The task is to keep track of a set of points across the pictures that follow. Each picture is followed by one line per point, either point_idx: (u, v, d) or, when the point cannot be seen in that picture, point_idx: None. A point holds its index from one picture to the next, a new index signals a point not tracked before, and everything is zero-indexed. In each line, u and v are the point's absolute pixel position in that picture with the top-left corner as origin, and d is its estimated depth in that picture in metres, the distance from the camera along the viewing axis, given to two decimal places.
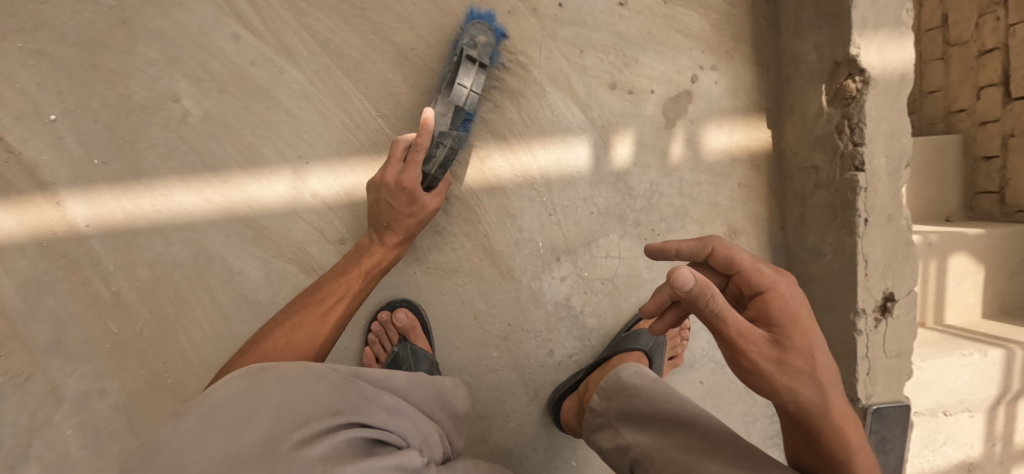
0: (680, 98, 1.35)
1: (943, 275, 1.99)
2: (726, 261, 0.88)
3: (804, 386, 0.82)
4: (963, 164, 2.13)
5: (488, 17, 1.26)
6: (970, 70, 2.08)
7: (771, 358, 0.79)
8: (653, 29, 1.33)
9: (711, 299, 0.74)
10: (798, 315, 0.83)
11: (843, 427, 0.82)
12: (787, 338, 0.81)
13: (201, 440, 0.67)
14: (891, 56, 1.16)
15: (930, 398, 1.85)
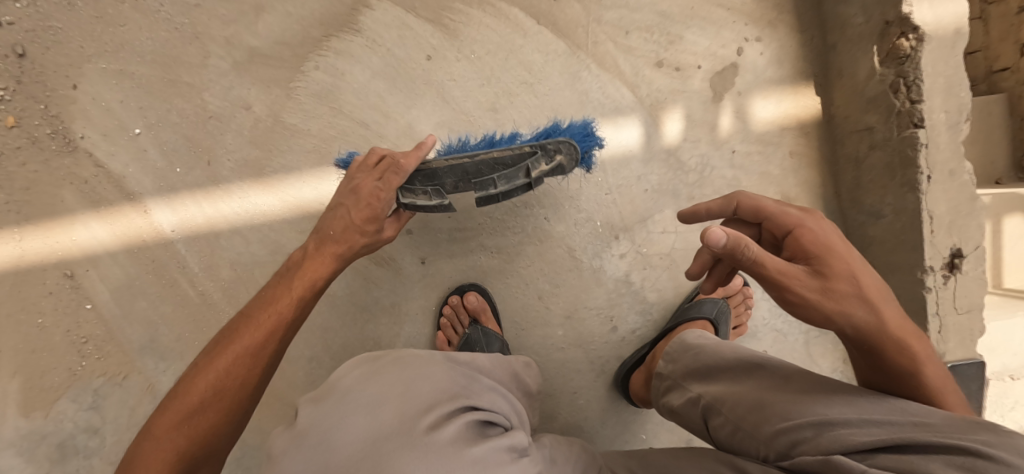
0: (726, 71, 1.37)
1: (999, 238, 1.96)
2: (748, 209, 0.90)
3: (857, 308, 0.81)
4: (1011, 123, 2.08)
5: (535, 8, 1.31)
6: (1011, 26, 2.04)
7: (815, 289, 0.79)
8: (695, 5, 1.35)
9: (747, 249, 0.77)
10: (833, 244, 0.82)
11: (908, 343, 0.82)
12: (826, 267, 0.81)
13: (339, 423, 0.76)
14: (944, 12, 1.17)
15: (996, 361, 1.82)
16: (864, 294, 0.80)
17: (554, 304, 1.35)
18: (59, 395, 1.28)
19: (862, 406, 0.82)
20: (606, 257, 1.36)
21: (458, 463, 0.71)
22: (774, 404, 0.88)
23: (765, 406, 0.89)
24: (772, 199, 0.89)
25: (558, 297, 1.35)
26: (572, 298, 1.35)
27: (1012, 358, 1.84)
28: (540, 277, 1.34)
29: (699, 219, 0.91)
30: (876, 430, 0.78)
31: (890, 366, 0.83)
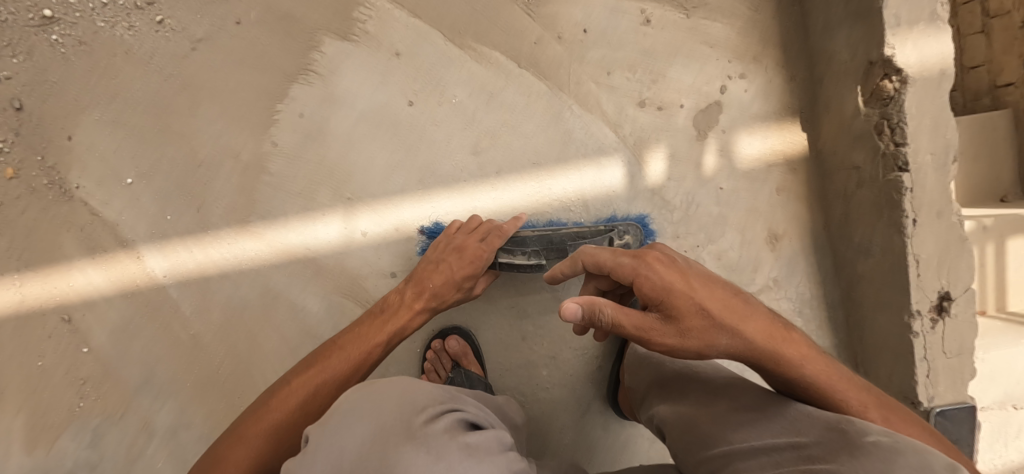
0: (710, 109, 1.36)
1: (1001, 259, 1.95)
2: (590, 264, 0.98)
3: (719, 337, 0.88)
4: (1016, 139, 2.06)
5: (517, 52, 1.31)
6: (1015, 40, 2.02)
7: (673, 334, 0.88)
8: (679, 43, 1.35)
9: (601, 314, 0.90)
10: (672, 285, 0.88)
11: (777, 348, 0.89)
12: (675, 309, 0.87)
13: (347, 433, 0.80)
14: (928, 52, 1.15)
15: (998, 390, 1.79)
16: (715, 322, 0.87)
17: (538, 344, 1.36)
18: (59, 434, 1.31)
19: (766, 426, 0.89)
20: None
21: (451, 451, 0.76)
22: (701, 426, 0.96)
23: (694, 429, 0.96)
24: (608, 252, 0.96)
25: (543, 337, 1.36)
26: (556, 338, 1.36)
27: (1016, 386, 1.79)
28: (526, 317, 1.36)
29: (560, 280, 1.04)
30: (766, 458, 0.85)
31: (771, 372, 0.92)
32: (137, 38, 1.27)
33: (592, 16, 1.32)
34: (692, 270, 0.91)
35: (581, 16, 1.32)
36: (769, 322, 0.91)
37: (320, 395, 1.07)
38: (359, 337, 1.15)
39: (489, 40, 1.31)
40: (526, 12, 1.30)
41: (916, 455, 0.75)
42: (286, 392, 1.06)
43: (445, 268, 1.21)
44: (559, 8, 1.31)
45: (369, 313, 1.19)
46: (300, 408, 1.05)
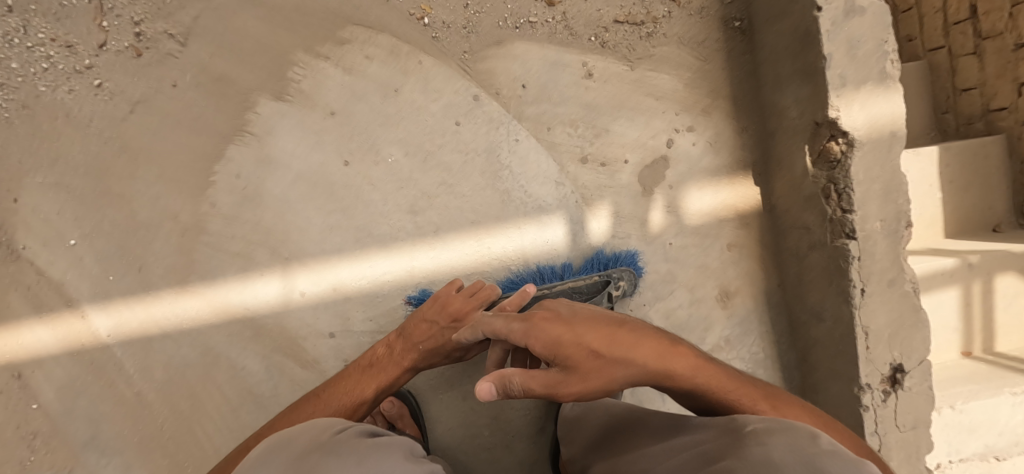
0: (656, 164, 1.32)
1: (989, 298, 1.87)
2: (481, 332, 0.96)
3: (618, 369, 0.86)
4: (1010, 167, 1.93)
5: (454, 109, 1.29)
6: (1007, 64, 1.83)
7: (576, 381, 0.85)
8: (622, 96, 1.31)
9: (511, 384, 0.86)
10: (561, 335, 0.87)
11: (672, 366, 0.88)
12: (571, 359, 0.85)
13: (258, 471, 0.77)
14: (878, 113, 1.08)
15: (978, 442, 1.71)
16: (608, 356, 0.86)
17: (479, 405, 1.34)
18: None
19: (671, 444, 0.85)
20: None
21: (361, 445, 0.81)
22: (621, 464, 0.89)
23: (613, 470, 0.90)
24: (501, 319, 0.94)
25: (484, 397, 1.34)
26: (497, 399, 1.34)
27: (997, 438, 1.72)
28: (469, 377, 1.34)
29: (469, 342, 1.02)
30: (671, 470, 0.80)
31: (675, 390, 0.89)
32: (78, 102, 1.28)
33: (530, 71, 1.30)
34: (577, 315, 0.91)
35: (517, 72, 1.30)
36: (658, 344, 0.90)
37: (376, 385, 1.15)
38: (360, 388, 1.13)
39: (424, 97, 1.29)
40: (462, 69, 1.30)
41: (791, 435, 0.72)
42: (346, 384, 1.13)
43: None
44: (495, 63, 1.30)
45: (359, 369, 1.16)
46: (349, 391, 1.12)
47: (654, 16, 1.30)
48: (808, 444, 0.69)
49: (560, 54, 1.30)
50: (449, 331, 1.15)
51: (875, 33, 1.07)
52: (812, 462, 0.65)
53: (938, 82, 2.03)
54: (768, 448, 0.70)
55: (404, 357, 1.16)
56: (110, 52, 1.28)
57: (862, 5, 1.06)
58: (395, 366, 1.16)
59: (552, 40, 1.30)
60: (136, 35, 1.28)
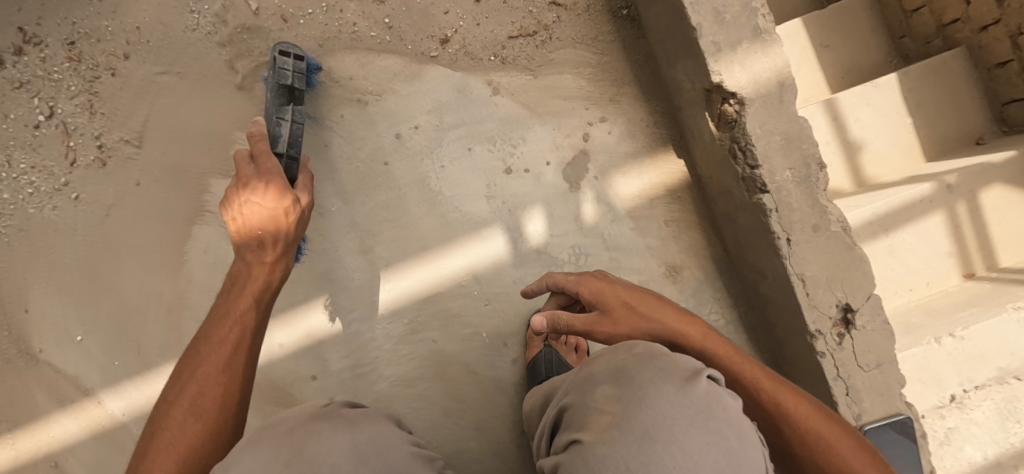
0: (577, 160, 1.37)
1: (978, 215, 1.85)
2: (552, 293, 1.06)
3: (637, 321, 0.94)
4: (978, 75, 1.98)
5: (380, 151, 1.40)
6: None
7: (605, 324, 0.95)
8: (532, 103, 1.38)
9: (558, 319, 1.00)
10: (602, 290, 0.97)
11: (687, 331, 0.93)
12: (605, 304, 0.96)
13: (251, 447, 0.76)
14: (759, 68, 1.11)
15: (991, 366, 1.69)
16: (631, 305, 0.95)
17: (461, 419, 1.39)
18: None
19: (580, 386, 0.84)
20: (500, 365, 1.40)
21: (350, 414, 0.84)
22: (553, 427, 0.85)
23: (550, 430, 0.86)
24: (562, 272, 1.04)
25: (463, 411, 1.39)
26: (475, 410, 1.39)
27: (1010, 358, 1.70)
28: (444, 396, 1.39)
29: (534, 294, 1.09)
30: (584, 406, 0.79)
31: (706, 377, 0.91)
32: (64, 216, 1.45)
33: (442, 101, 1.39)
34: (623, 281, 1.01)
35: (429, 104, 1.39)
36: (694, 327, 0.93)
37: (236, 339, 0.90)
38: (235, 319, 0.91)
39: (353, 146, 1.41)
40: (381, 113, 1.40)
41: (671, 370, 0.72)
42: (216, 349, 0.89)
43: (263, 206, 0.98)
44: (408, 101, 1.40)
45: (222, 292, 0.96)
46: (223, 313, 0.93)
47: (545, 24, 1.37)
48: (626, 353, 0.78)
49: (465, 79, 1.39)
50: (289, 202, 1.00)
51: None
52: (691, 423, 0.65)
53: (888, 10, 2.11)
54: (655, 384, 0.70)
55: (259, 257, 0.97)
56: (81, 167, 1.45)
57: None
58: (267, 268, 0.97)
59: (457, 67, 1.39)
60: (99, 147, 1.45)
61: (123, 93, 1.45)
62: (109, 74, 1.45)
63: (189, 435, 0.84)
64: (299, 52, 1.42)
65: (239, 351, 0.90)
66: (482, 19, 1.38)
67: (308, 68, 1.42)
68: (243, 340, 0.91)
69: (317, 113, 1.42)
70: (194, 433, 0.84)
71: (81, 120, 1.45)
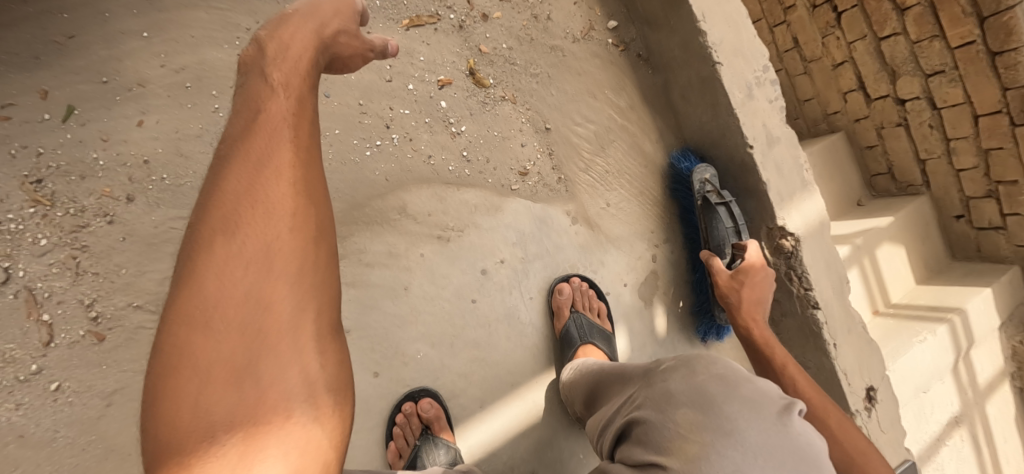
0: (649, 279, 1.51)
1: (878, 264, 2.25)
2: (289, 75, 0.79)
3: (753, 327, 1.24)
4: (854, 154, 2.40)
5: (465, 284, 1.36)
6: (831, 79, 2.26)
7: (320, 62, 0.85)
8: (609, 229, 1.48)
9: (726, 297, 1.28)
10: (753, 318, 1.25)
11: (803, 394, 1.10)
12: (333, 62, 0.91)
13: None
14: (808, 212, 1.37)
15: (912, 385, 2.14)
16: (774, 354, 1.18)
17: None
18: None
19: (671, 402, 0.82)
20: None
21: None
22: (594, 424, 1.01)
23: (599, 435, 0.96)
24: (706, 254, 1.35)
25: None
26: None
27: (921, 379, 2.16)
28: None
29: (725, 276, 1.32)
30: (633, 410, 0.87)
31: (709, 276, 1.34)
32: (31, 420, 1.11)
33: (525, 234, 1.39)
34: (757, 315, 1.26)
35: (513, 238, 1.38)
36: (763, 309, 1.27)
37: (303, 152, 0.74)
38: (275, 197, 0.68)
39: (433, 287, 1.34)
40: (461, 246, 1.35)
41: (747, 398, 0.79)
42: (187, 423, 0.57)
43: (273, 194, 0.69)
44: (491, 236, 1.37)
45: (220, 329, 0.61)
46: (261, 150, 0.72)
47: (611, 158, 1.49)
48: (701, 374, 0.85)
49: (545, 210, 1.42)
50: (304, 85, 0.80)
51: (790, 154, 1.35)
52: (698, 386, 0.82)
53: (787, 95, 2.50)
54: (669, 380, 0.86)
55: (267, 192, 0.68)
56: (61, 346, 1.15)
57: (777, 135, 1.34)
58: (275, 197, 0.68)
59: (537, 198, 1.42)
60: (92, 319, 1.17)
61: (127, 245, 1.19)
62: (104, 222, 1.18)
63: (269, 262, 0.64)
64: (366, 187, 1.30)
65: (241, 344, 0.60)
66: (557, 148, 1.45)
67: (379, 205, 1.31)
68: (275, 163, 0.71)
69: (392, 255, 1.31)
70: (286, 314, 0.63)
71: (59, 283, 1.15)
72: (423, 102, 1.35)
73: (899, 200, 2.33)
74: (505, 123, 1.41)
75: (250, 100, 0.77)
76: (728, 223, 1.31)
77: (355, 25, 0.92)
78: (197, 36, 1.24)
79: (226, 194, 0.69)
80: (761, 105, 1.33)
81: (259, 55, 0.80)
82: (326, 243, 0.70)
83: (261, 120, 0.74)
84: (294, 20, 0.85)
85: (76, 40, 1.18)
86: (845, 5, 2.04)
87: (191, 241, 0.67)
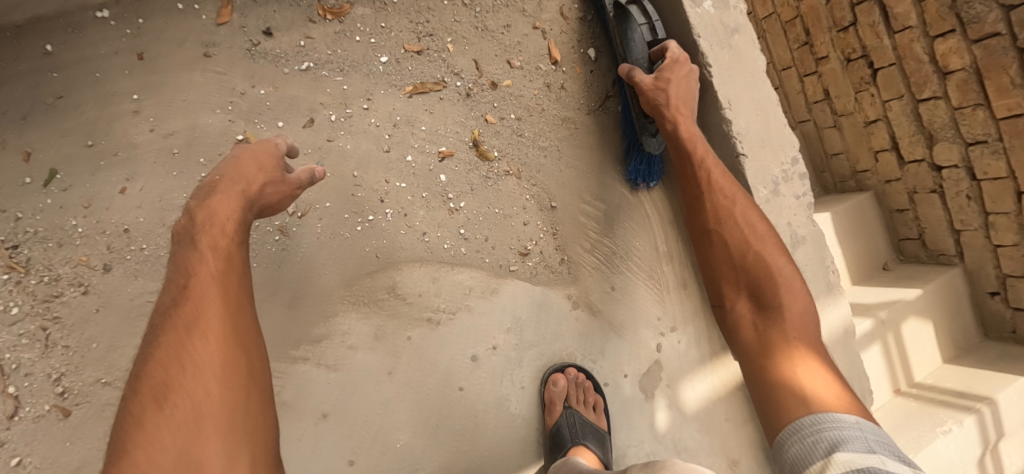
0: (652, 369, 1.39)
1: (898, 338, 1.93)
2: (222, 233, 0.89)
3: (730, 229, 1.14)
4: (882, 215, 2.12)
5: (454, 369, 1.26)
6: (862, 136, 1.99)
7: (245, 216, 0.93)
8: (612, 316, 1.38)
9: (693, 142, 1.13)
10: (724, 212, 1.14)
11: (776, 326, 1.08)
12: (258, 205, 0.95)
13: None
14: (831, 318, 1.26)
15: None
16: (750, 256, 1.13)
17: None
18: None
19: None
20: None
21: None
22: None
23: None
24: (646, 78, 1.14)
25: None
26: None
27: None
28: None
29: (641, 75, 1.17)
30: None
31: (684, 184, 1.18)
32: None
33: (521, 318, 1.31)
34: (733, 199, 1.14)
35: (508, 322, 1.30)
36: (752, 203, 1.16)
37: (229, 310, 0.85)
38: (205, 359, 0.79)
39: (420, 371, 1.25)
40: (452, 330, 1.27)
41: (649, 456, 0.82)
42: None
43: (204, 358, 0.79)
44: (484, 320, 1.29)
45: None
46: (190, 317, 0.82)
47: (613, 238, 1.39)
48: None
49: (545, 294, 1.34)
50: (232, 243, 0.89)
51: (815, 256, 1.24)
52: None
53: (812, 148, 2.23)
54: None
55: (194, 357, 0.79)
56: (25, 419, 1.09)
57: (802, 234, 1.23)
58: (201, 360, 0.79)
59: (536, 280, 1.35)
60: (59, 393, 1.11)
61: (102, 318, 1.13)
62: (78, 293, 1.12)
63: (201, 418, 0.76)
64: (356, 266, 1.24)
65: None
66: (558, 227, 1.38)
67: (367, 283, 1.24)
68: (204, 327, 0.81)
69: (378, 336, 1.24)
70: (216, 459, 0.75)
71: (28, 354, 1.10)
72: (422, 175, 1.28)
73: (925, 272, 2.02)
74: (508, 200, 1.33)
75: (181, 270, 0.86)
76: (637, 17, 1.19)
77: (280, 172, 0.98)
78: (190, 100, 1.18)
79: (156, 364, 0.79)
80: (786, 202, 1.23)
81: (190, 224, 0.90)
82: (254, 391, 0.83)
83: (190, 289, 0.84)
84: (221, 185, 0.92)
85: (64, 100, 1.12)
86: (882, 62, 1.78)
87: (124, 413, 0.77)
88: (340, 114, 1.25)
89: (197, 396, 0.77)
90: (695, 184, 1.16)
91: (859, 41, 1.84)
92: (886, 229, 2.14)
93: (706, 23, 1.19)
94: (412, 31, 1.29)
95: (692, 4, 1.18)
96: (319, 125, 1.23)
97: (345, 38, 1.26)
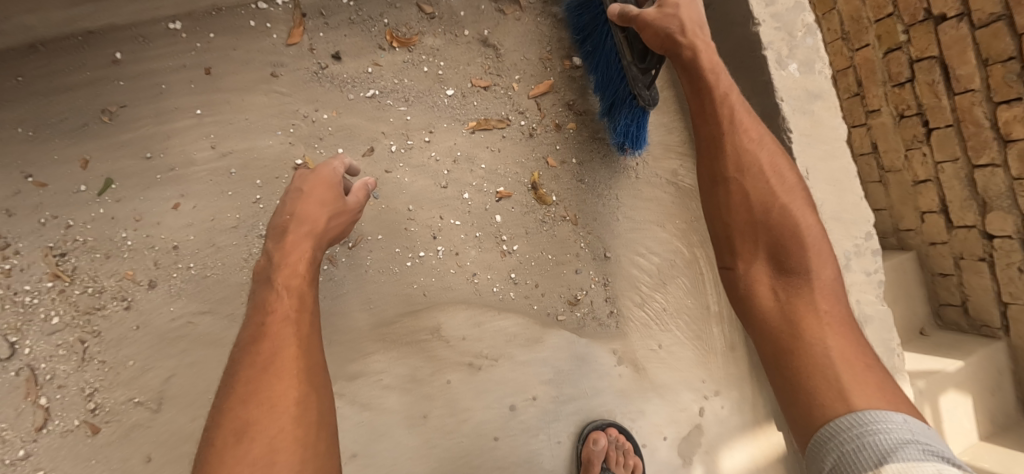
0: (692, 434, 1.30)
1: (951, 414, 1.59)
2: (303, 267, 0.89)
3: (763, 196, 0.93)
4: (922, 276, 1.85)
5: (492, 417, 1.22)
6: (910, 196, 1.77)
7: (320, 249, 0.93)
8: (655, 376, 1.32)
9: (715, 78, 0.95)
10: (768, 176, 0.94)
11: (802, 324, 0.85)
12: (319, 235, 0.92)
13: None
14: None
15: None
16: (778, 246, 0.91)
17: None
18: None
19: None
20: None
21: None
22: None
23: None
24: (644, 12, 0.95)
25: None
26: None
27: None
28: None
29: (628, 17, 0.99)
30: None
31: (700, 126, 1.00)
32: None
33: (562, 371, 1.26)
34: (768, 167, 0.95)
35: (548, 374, 1.26)
36: (782, 151, 0.99)
37: (303, 346, 0.80)
38: (279, 394, 0.74)
39: (455, 418, 1.20)
40: (491, 377, 1.23)
41: None
42: None
43: (277, 391, 0.74)
44: (526, 370, 1.24)
45: None
46: (268, 354, 0.78)
47: (656, 296, 1.34)
48: None
49: (589, 348, 1.29)
50: (302, 281, 0.87)
51: (881, 337, 1.20)
52: None
53: None
54: None
55: (268, 391, 0.74)
56: (53, 433, 1.06)
57: (869, 313, 1.20)
58: (276, 393, 0.74)
59: (583, 332, 1.30)
60: (90, 410, 1.08)
61: (140, 336, 1.10)
62: (120, 307, 1.10)
63: (274, 455, 0.68)
64: (400, 303, 1.21)
65: None
66: (612, 278, 1.32)
67: (409, 323, 1.20)
68: (280, 364, 0.77)
69: (416, 378, 1.19)
70: None
71: (63, 367, 1.07)
72: (476, 215, 1.25)
73: (967, 343, 1.71)
74: (561, 246, 1.29)
75: (259, 307, 0.85)
76: None
77: (340, 200, 0.96)
78: (251, 120, 1.16)
79: (235, 400, 0.74)
80: (856, 278, 1.20)
81: (268, 264, 0.88)
82: (325, 429, 0.75)
83: (269, 325, 0.81)
84: (292, 225, 0.91)
85: (127, 110, 1.11)
86: (938, 121, 1.58)
87: (204, 454, 0.71)
88: (401, 144, 1.23)
89: (271, 434, 0.70)
90: (716, 123, 0.96)
91: (916, 97, 1.63)
92: (925, 293, 1.85)
93: (789, 87, 1.17)
94: (480, 66, 1.26)
95: (777, 66, 1.16)
96: (378, 154, 1.21)
97: (412, 68, 1.23)
